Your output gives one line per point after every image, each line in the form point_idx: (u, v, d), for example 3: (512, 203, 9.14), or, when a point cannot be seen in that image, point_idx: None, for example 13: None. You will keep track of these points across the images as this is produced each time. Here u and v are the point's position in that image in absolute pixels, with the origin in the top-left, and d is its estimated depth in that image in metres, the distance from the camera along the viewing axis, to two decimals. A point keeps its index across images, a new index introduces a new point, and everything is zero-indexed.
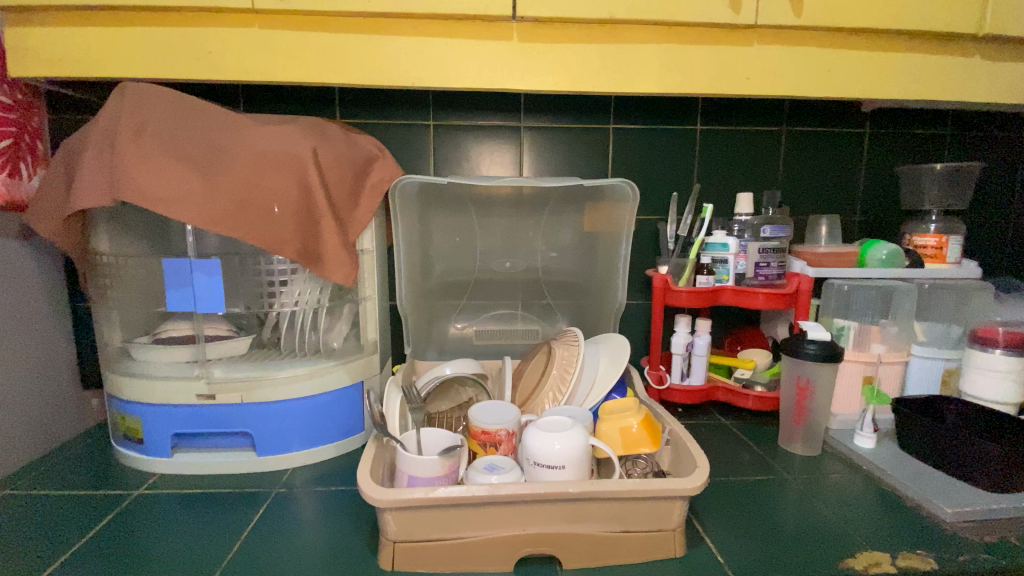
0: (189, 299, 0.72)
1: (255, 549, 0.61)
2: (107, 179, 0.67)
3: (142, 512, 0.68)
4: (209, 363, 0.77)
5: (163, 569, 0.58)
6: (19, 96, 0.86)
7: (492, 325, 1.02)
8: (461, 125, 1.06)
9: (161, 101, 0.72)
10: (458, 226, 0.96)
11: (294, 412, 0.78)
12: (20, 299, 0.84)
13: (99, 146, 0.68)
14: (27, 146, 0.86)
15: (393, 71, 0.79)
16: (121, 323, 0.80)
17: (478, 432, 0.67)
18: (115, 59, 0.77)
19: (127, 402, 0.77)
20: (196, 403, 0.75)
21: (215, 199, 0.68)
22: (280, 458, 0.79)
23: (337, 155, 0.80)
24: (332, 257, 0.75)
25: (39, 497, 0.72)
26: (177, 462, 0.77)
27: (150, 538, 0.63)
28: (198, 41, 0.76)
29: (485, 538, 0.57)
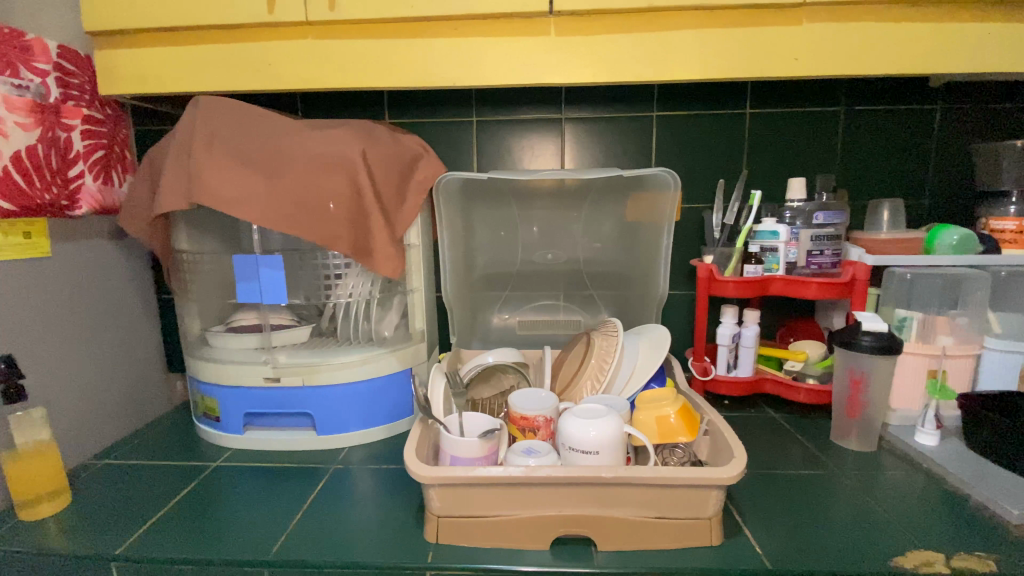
0: (255, 291, 0.79)
1: (315, 518, 0.68)
2: (184, 184, 0.74)
3: (219, 482, 0.77)
4: (275, 349, 0.84)
5: (237, 531, 0.65)
6: (109, 110, 0.94)
7: (534, 315, 1.05)
8: (503, 119, 1.08)
9: (229, 112, 0.79)
10: (500, 219, 0.98)
11: (349, 396, 0.85)
12: (116, 291, 0.95)
13: (177, 154, 0.76)
14: (117, 156, 0.95)
15: (434, 72, 0.83)
16: (199, 313, 0.90)
17: (518, 418, 0.70)
18: (189, 75, 0.85)
19: (205, 384, 0.86)
20: (264, 386, 0.83)
21: (277, 200, 0.75)
22: (338, 437, 0.86)
23: (385, 155, 0.84)
24: (381, 251, 0.80)
25: (136, 466, 0.83)
26: (248, 439, 0.86)
27: (226, 505, 0.71)
28: (259, 54, 0.83)
29: (523, 517, 0.60)
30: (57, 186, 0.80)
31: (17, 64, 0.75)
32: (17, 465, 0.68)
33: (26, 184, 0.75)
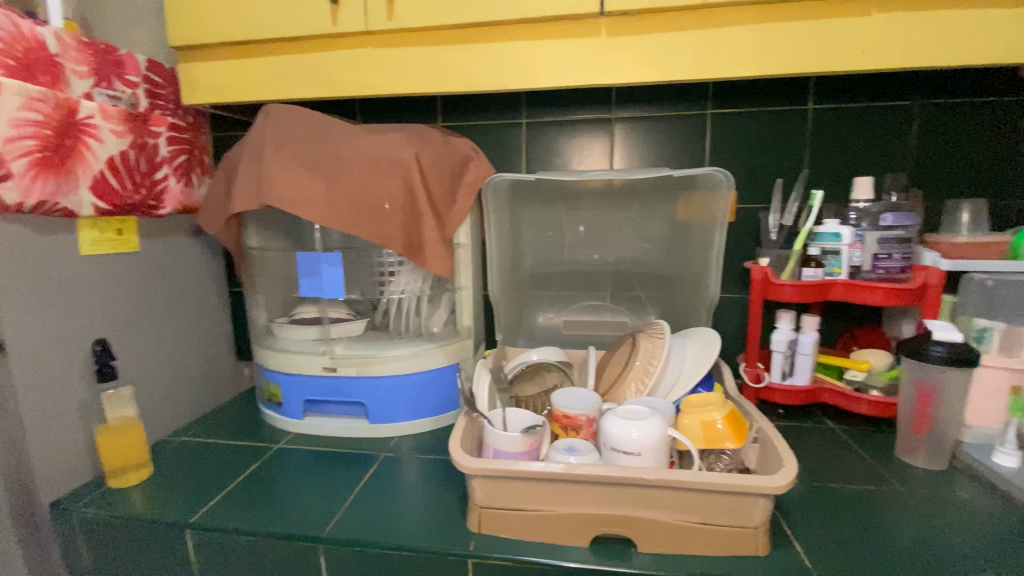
0: (317, 286, 0.84)
1: (365, 501, 0.72)
2: (255, 185, 0.80)
3: (280, 463, 0.82)
4: (332, 341, 0.90)
5: (295, 509, 0.70)
6: (190, 118, 1.03)
7: (579, 316, 1.05)
8: (554, 120, 1.09)
9: (296, 119, 0.85)
10: (549, 220, 0.99)
11: (399, 388, 0.88)
12: (193, 283, 1.04)
13: (249, 159, 0.82)
14: (196, 159, 1.04)
15: (485, 76, 0.85)
16: (266, 305, 0.97)
17: (560, 416, 0.70)
18: (259, 85, 0.91)
19: (269, 371, 0.92)
20: (322, 375, 0.88)
21: (337, 201, 0.79)
22: (388, 426, 0.90)
23: (438, 157, 0.87)
24: (432, 250, 0.83)
25: (208, 443, 0.90)
26: (307, 424, 0.92)
27: (285, 484, 0.76)
28: (322, 63, 0.88)
29: (563, 513, 0.61)
30: (143, 186, 0.88)
31: (113, 77, 0.85)
32: (107, 437, 0.76)
33: (117, 184, 0.83)
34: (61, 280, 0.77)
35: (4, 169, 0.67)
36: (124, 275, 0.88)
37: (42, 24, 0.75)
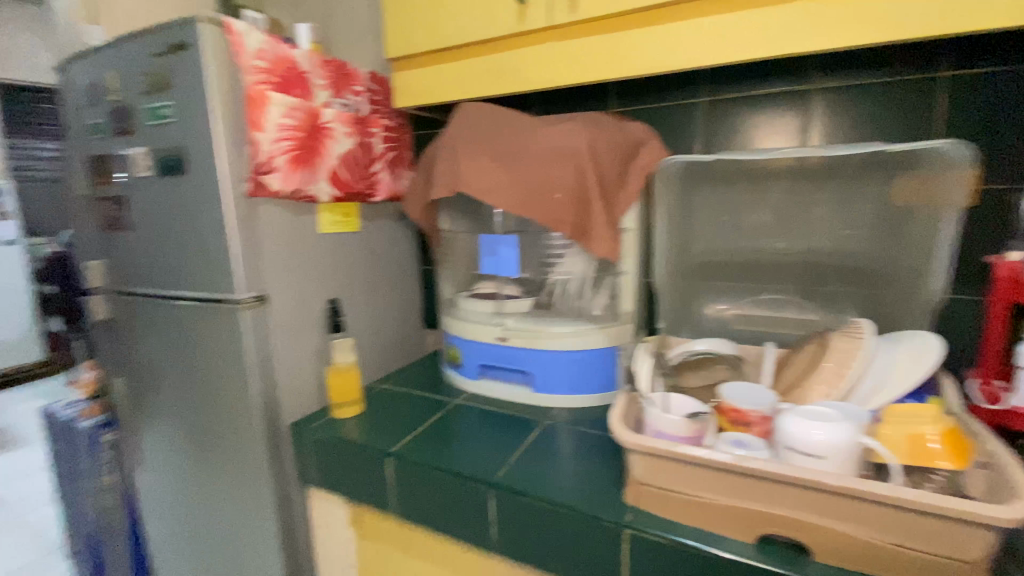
0: (496, 264, 0.95)
1: (527, 460, 0.78)
2: (448, 174, 0.92)
3: (457, 417, 0.94)
4: (505, 315, 0.98)
5: (469, 456, 0.80)
6: (398, 119, 1.20)
7: (756, 311, 0.96)
8: (736, 98, 1.02)
9: (485, 115, 0.95)
10: (726, 204, 0.95)
11: (562, 363, 0.93)
12: (395, 259, 1.23)
13: (445, 151, 0.94)
14: (401, 154, 1.21)
15: (663, 58, 0.84)
16: (452, 280, 1.11)
17: (729, 410, 0.67)
18: (452, 85, 1.04)
19: (452, 336, 1.06)
20: (495, 342, 0.98)
21: (515, 186, 0.86)
22: (549, 398, 0.96)
23: (611, 142, 0.89)
24: (598, 234, 0.86)
25: (402, 392, 1.08)
26: (480, 384, 1.03)
27: (461, 436, 0.87)
28: (506, 61, 0.97)
29: (726, 504, 0.59)
30: (363, 178, 1.09)
31: (344, 88, 1.05)
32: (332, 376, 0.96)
33: (345, 176, 1.05)
34: (306, 251, 1.00)
35: (272, 164, 0.90)
36: (343, 250, 1.09)
37: (295, 48, 0.96)
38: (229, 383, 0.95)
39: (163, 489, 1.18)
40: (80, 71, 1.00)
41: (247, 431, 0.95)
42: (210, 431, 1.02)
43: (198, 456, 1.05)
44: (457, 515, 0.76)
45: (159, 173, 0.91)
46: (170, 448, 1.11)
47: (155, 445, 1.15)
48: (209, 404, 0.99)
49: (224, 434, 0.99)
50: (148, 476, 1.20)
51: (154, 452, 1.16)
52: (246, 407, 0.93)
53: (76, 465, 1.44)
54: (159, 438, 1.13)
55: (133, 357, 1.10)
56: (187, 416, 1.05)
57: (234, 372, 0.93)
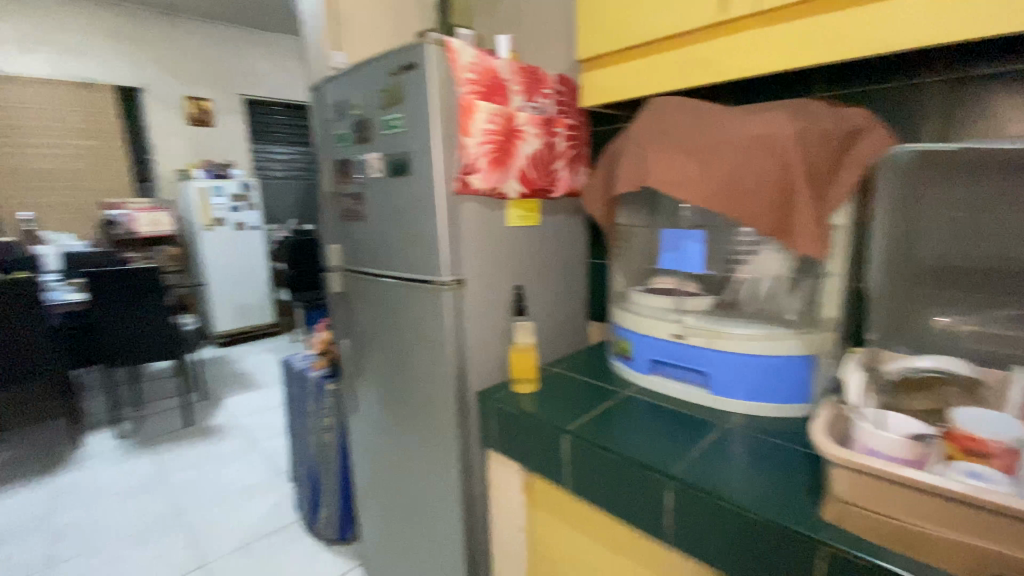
0: (678, 258, 0.98)
1: (705, 457, 0.79)
2: (637, 170, 0.95)
3: (629, 407, 0.98)
4: (684, 312, 0.98)
5: (645, 444, 0.83)
6: (579, 117, 1.28)
7: (1005, 330, 0.80)
8: (990, 76, 0.85)
9: (676, 112, 0.96)
10: (958, 200, 0.83)
11: (745, 367, 0.90)
12: (567, 251, 1.31)
13: (634, 148, 0.97)
14: (580, 150, 1.29)
15: (901, 37, 0.73)
16: (624, 269, 1.18)
17: (963, 437, 0.58)
18: (644, 81, 1.05)
19: (623, 328, 1.09)
20: (671, 339, 0.98)
21: (709, 181, 0.86)
22: (728, 402, 0.93)
23: (821, 131, 0.82)
24: (803, 229, 0.80)
25: (573, 376, 1.15)
26: (651, 379, 1.04)
27: (636, 425, 0.91)
28: (706, 53, 0.95)
29: (954, 539, 0.53)
30: (546, 175, 1.19)
31: (535, 91, 1.15)
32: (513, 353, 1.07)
33: (531, 174, 1.15)
34: (496, 242, 1.13)
35: (473, 164, 1.03)
36: (525, 242, 1.20)
37: (497, 58, 1.08)
38: (430, 351, 1.12)
39: (370, 433, 1.43)
40: (331, 91, 1.25)
41: (442, 394, 1.11)
42: (410, 390, 1.21)
43: (399, 411, 1.26)
44: (633, 498, 0.79)
45: (388, 173, 1.11)
46: (378, 402, 1.35)
47: (367, 395, 1.40)
48: (412, 368, 1.18)
49: (422, 394, 1.17)
50: (359, 422, 1.47)
51: (365, 402, 1.41)
52: (443, 374, 1.10)
53: (306, 406, 1.82)
54: (370, 392, 1.38)
55: (356, 324, 1.36)
56: (393, 376, 1.26)
57: (435, 342, 1.10)
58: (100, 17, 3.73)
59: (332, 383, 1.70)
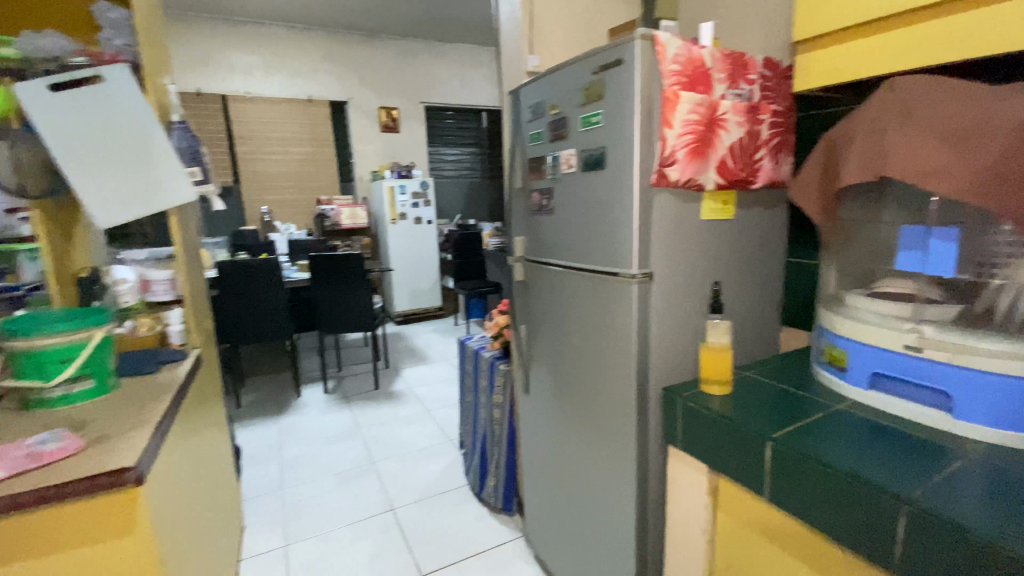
0: (918, 259, 0.86)
1: (952, 491, 0.68)
2: (873, 160, 0.86)
3: (841, 423, 0.90)
4: (922, 324, 0.86)
5: (869, 465, 0.75)
6: (784, 103, 1.18)
7: None
8: None
9: (927, 88, 0.83)
10: None
11: (1005, 391, 0.76)
12: (761, 249, 1.22)
13: (867, 136, 0.88)
14: (785, 139, 1.19)
15: None
16: (838, 270, 1.15)
17: None
18: (867, 64, 0.94)
19: (837, 336, 1.01)
20: (901, 352, 0.88)
21: (975, 169, 0.73)
22: (976, 430, 0.80)
23: None
24: None
25: (768, 384, 1.09)
26: (870, 395, 0.95)
27: (853, 445, 0.82)
28: (954, 28, 0.80)
29: None
30: (747, 166, 1.12)
31: (739, 78, 1.09)
32: (710, 353, 1.05)
33: (731, 165, 1.09)
34: (688, 237, 1.10)
35: (674, 157, 1.02)
36: (716, 238, 1.14)
37: (702, 47, 1.05)
38: (612, 343, 1.14)
39: (539, 417, 1.50)
40: (528, 93, 1.33)
41: (621, 385, 1.13)
42: (586, 380, 1.24)
43: (572, 399, 1.31)
44: (846, 516, 0.73)
45: (581, 168, 1.15)
46: (549, 389, 1.41)
47: (538, 381, 1.47)
48: (590, 358, 1.22)
49: (599, 384, 1.20)
50: (529, 405, 1.56)
51: (537, 388, 1.49)
52: (624, 366, 1.11)
53: (479, 384, 1.99)
54: (543, 379, 1.45)
55: (534, 311, 1.44)
56: (568, 366, 1.31)
57: (618, 335, 1.12)
58: (322, 44, 4.49)
59: (504, 365, 1.82)
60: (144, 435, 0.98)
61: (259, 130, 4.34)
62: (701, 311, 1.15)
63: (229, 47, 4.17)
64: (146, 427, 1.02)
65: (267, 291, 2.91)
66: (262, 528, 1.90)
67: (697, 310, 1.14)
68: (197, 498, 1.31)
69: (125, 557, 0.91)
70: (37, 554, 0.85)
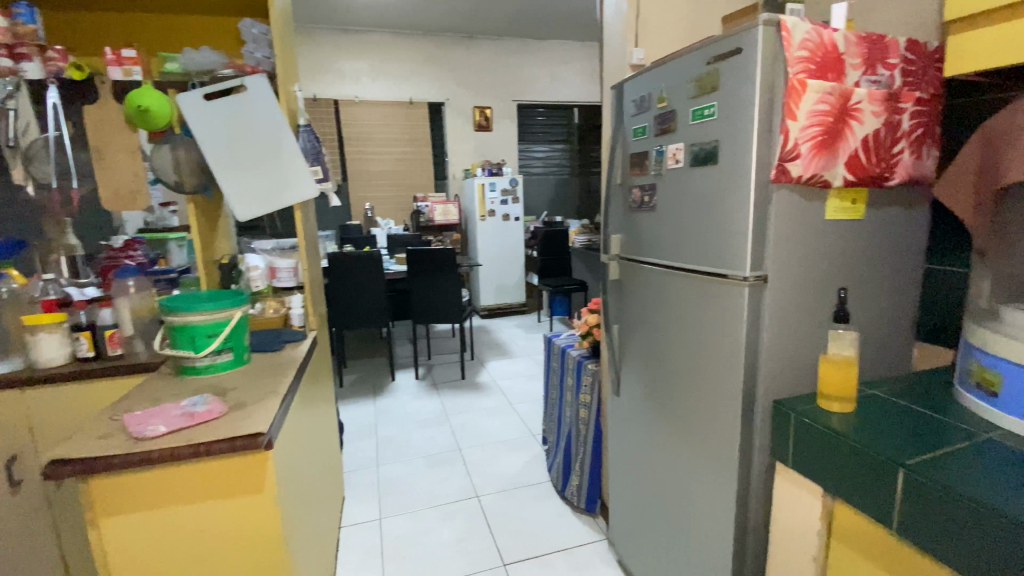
0: None
1: None
2: None
3: (992, 455, 0.78)
4: None
5: None
6: (932, 91, 1.04)
7: None
8: None
9: None
10: None
11: None
12: (895, 254, 1.09)
13: None
14: (930, 131, 1.05)
15: None
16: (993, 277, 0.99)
17: None
18: None
19: (988, 355, 0.87)
20: None
21: None
22: None
23: None
24: None
25: (897, 405, 0.98)
26: None
27: (1010, 480, 0.71)
28: None
29: None
30: (884, 160, 1.01)
31: (877, 63, 0.98)
32: (830, 367, 0.97)
33: (864, 160, 0.99)
34: (809, 238, 1.01)
35: (798, 151, 0.94)
36: (841, 241, 1.04)
37: (835, 30, 0.96)
38: (716, 349, 1.08)
39: (629, 420, 1.47)
40: (632, 87, 1.30)
41: (725, 394, 1.07)
42: (683, 385, 1.19)
43: (667, 404, 1.26)
44: (1003, 560, 0.65)
45: (690, 164, 1.10)
46: (641, 391, 1.38)
47: (630, 383, 1.44)
48: (690, 363, 1.16)
49: (699, 391, 1.14)
50: (618, 406, 1.53)
51: (628, 389, 1.45)
52: (729, 373, 1.05)
53: (565, 381, 1.99)
54: (635, 381, 1.41)
55: (629, 311, 1.41)
56: (664, 369, 1.26)
57: (723, 340, 1.06)
58: (424, 48, 4.72)
59: (593, 364, 1.80)
60: (274, 405, 1.10)
61: (365, 131, 4.66)
62: (819, 319, 1.06)
63: (342, 54, 4.52)
64: (276, 398, 1.14)
65: (368, 281, 3.13)
66: (359, 499, 2.05)
67: (816, 318, 1.05)
68: (310, 466, 1.45)
69: (258, 511, 1.03)
70: (190, 500, 0.99)
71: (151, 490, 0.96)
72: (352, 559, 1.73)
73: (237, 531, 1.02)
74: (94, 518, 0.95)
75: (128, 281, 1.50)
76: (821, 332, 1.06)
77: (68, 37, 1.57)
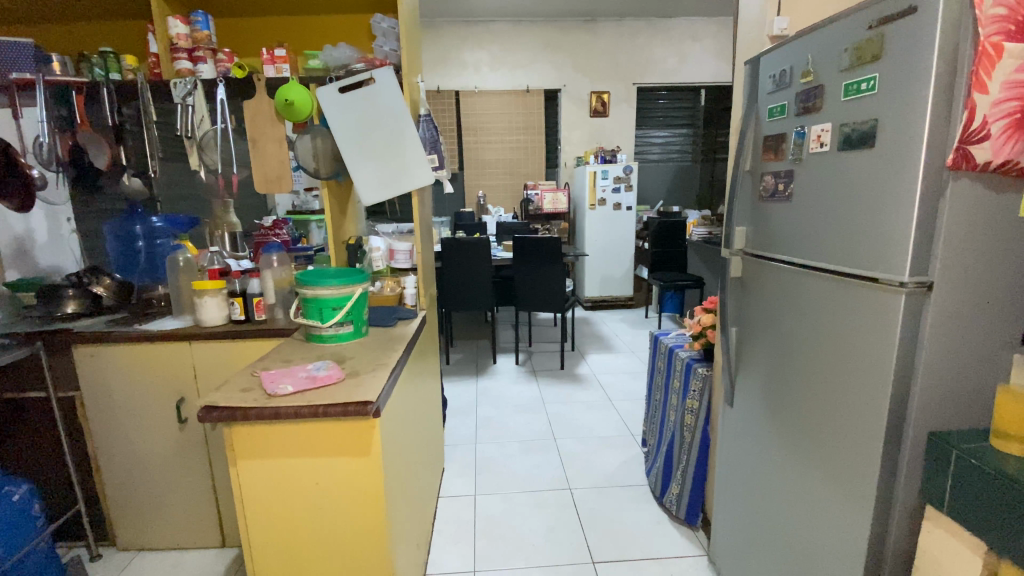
0: None
1: None
2: None
3: None
4: None
5: None
6: None
7: None
8: None
9: None
10: None
11: None
12: None
13: None
14: None
15: None
16: None
17: None
18: None
19: None
20: None
21: None
22: None
23: None
24: None
25: None
26: None
27: None
28: None
29: None
30: None
31: None
32: (1017, 402, 0.79)
33: None
34: (997, 242, 0.82)
35: (987, 131, 0.76)
36: None
37: None
38: (860, 365, 0.93)
39: (743, 435, 1.34)
40: (771, 60, 1.16)
41: (864, 416, 0.92)
42: (812, 403, 1.05)
43: (791, 422, 1.12)
44: None
45: (838, 147, 0.95)
46: (760, 405, 1.24)
47: (747, 394, 1.31)
48: (823, 378, 1.01)
49: (833, 411, 0.99)
50: (730, 416, 1.40)
51: (743, 401, 1.32)
52: (872, 394, 0.90)
53: (671, 384, 1.88)
54: (752, 393, 1.28)
55: (753, 316, 1.27)
56: (790, 384, 1.12)
57: (869, 354, 0.90)
58: (543, 35, 4.71)
59: (703, 367, 1.67)
60: (384, 377, 1.18)
61: (480, 121, 4.80)
62: (1003, 341, 0.86)
63: (464, 46, 4.68)
64: (386, 370, 1.22)
65: (477, 266, 3.24)
66: (457, 473, 2.15)
67: (999, 339, 0.85)
68: (415, 442, 1.53)
69: (368, 474, 1.11)
70: (311, 455, 1.10)
71: (285, 443, 1.09)
72: (447, 529, 1.82)
73: (349, 489, 1.12)
74: (234, 458, 1.09)
75: (273, 257, 1.70)
76: (1004, 355, 0.86)
77: (236, 40, 1.80)
